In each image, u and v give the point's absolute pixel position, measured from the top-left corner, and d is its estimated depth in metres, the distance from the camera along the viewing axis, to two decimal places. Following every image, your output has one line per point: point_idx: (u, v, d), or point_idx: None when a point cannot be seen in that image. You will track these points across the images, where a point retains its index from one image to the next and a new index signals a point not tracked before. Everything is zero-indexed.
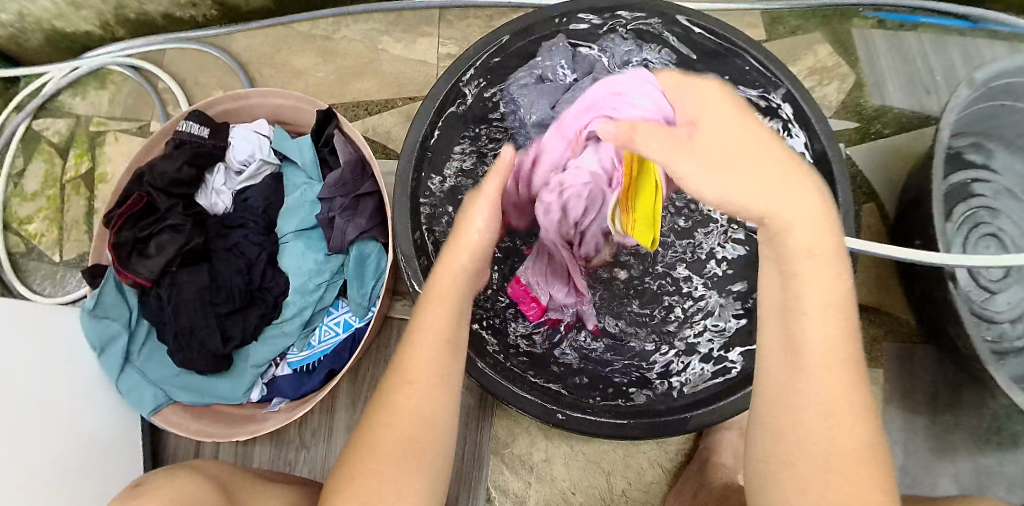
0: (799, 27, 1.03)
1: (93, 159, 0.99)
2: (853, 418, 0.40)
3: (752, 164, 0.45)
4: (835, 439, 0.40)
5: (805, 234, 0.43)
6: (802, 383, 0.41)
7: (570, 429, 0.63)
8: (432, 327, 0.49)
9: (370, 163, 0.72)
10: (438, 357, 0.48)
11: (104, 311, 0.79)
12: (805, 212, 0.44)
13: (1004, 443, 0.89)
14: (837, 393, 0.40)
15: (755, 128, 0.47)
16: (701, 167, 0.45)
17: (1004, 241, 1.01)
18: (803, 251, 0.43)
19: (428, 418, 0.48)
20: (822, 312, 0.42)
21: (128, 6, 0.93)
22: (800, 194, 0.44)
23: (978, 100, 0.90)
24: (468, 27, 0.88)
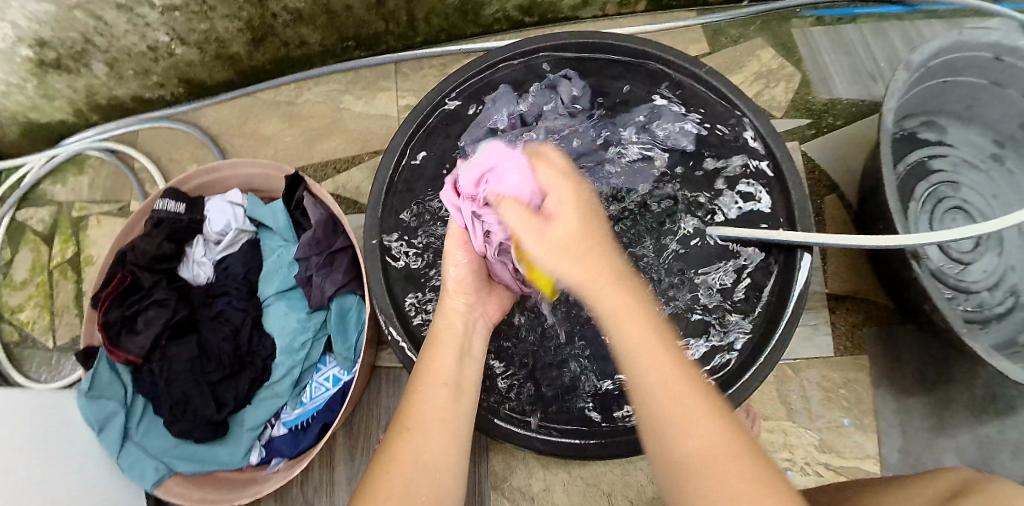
0: (740, 35, 1.02)
1: (78, 243, 1.02)
2: (700, 425, 0.39)
3: (585, 240, 0.47)
4: (702, 455, 0.38)
5: (606, 284, 0.45)
6: (647, 415, 0.41)
7: (560, 455, 0.66)
8: (434, 373, 0.54)
9: (340, 220, 0.75)
10: (437, 399, 0.53)
11: (99, 391, 0.79)
12: (617, 285, 0.45)
13: (1002, 409, 0.86)
14: (671, 409, 0.40)
15: (595, 224, 0.49)
16: (543, 251, 0.48)
17: (971, 213, 1.02)
18: (615, 310, 0.44)
19: (428, 463, 0.49)
20: (630, 350, 0.43)
21: (98, 93, 0.96)
22: (611, 266, 0.46)
23: (923, 80, 0.92)
24: (424, 78, 0.94)
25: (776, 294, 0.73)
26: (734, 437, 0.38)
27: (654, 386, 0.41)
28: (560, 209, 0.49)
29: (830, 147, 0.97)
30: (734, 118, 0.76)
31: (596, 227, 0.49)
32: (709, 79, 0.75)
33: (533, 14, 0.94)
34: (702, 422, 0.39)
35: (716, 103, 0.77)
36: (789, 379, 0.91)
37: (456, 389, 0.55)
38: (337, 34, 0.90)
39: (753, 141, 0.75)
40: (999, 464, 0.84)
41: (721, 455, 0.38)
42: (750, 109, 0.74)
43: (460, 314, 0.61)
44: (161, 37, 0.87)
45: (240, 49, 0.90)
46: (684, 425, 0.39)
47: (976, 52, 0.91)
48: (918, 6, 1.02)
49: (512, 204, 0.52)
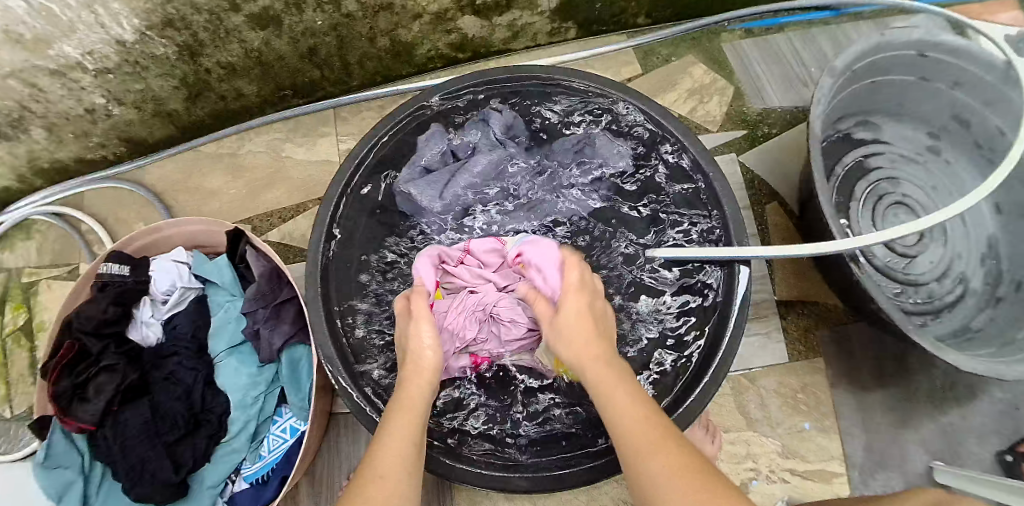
0: (671, 54, 1.04)
1: (30, 309, 1.01)
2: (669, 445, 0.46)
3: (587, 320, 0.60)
4: (672, 468, 0.44)
5: (593, 348, 0.57)
6: (625, 444, 0.48)
7: (533, 489, 0.66)
8: (403, 429, 0.54)
9: (283, 271, 0.76)
10: (403, 456, 0.51)
11: (56, 460, 0.78)
12: (601, 350, 0.57)
13: (961, 396, 0.88)
14: (643, 435, 0.47)
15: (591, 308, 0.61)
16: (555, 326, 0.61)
17: (913, 206, 1.00)
18: (599, 371, 0.55)
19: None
20: (610, 394, 0.52)
21: (40, 158, 0.96)
22: (599, 337, 0.58)
23: (849, 82, 0.90)
24: (363, 119, 0.97)
25: (722, 304, 0.73)
26: (695, 460, 0.45)
27: (631, 422, 0.49)
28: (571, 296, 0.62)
29: (770, 155, 0.98)
30: (654, 134, 0.79)
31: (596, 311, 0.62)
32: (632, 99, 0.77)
33: (466, 50, 0.96)
34: (670, 449, 0.46)
35: (646, 123, 0.79)
36: (746, 389, 0.91)
37: (421, 451, 0.53)
38: (273, 83, 0.92)
39: (674, 155, 0.78)
40: (966, 451, 0.86)
41: (690, 472, 0.44)
42: (670, 124, 0.75)
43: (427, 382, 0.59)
44: (98, 99, 0.87)
45: (178, 106, 0.92)
46: (655, 451, 0.46)
47: (900, 52, 0.89)
48: (844, 10, 1.05)
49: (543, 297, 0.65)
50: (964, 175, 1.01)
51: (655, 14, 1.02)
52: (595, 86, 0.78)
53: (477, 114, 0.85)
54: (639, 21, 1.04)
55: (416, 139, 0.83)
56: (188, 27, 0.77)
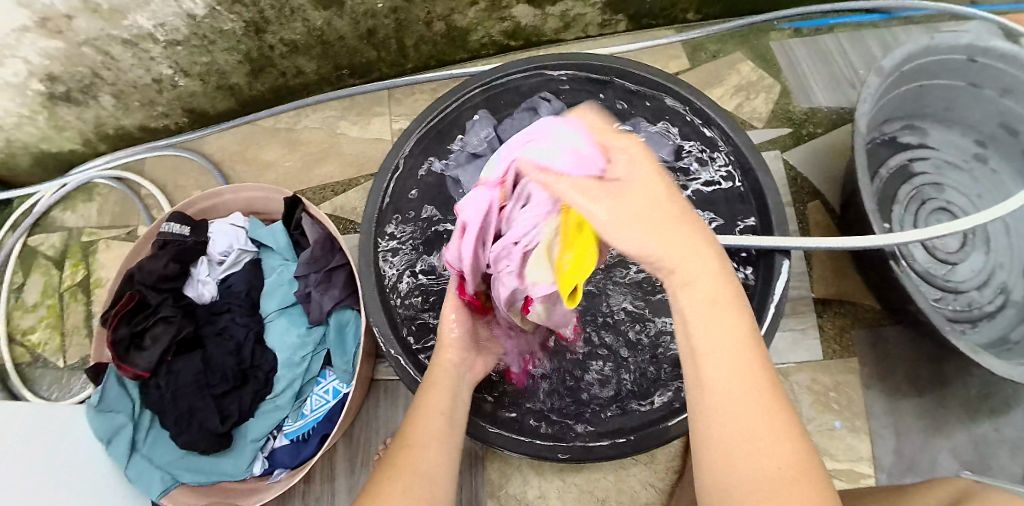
0: (719, 50, 1.06)
1: (88, 267, 1.06)
2: (773, 428, 0.41)
3: (669, 219, 0.43)
4: (762, 460, 0.40)
5: (705, 267, 0.43)
6: (727, 411, 0.42)
7: (579, 458, 0.68)
8: (436, 407, 0.59)
9: (337, 239, 0.80)
10: (435, 424, 0.57)
11: (108, 405, 0.82)
12: (705, 272, 0.43)
13: (997, 408, 0.88)
14: (745, 412, 0.41)
15: (679, 208, 0.44)
16: (616, 221, 0.43)
17: (955, 213, 1.00)
18: (705, 302, 0.43)
19: (427, 470, 0.53)
20: (725, 347, 0.42)
21: (106, 123, 1.01)
22: (699, 242, 0.44)
23: (898, 84, 0.91)
24: (415, 102, 1.02)
25: (761, 299, 0.75)
26: (798, 456, 0.40)
27: (739, 393, 0.41)
28: (631, 174, 0.45)
29: (812, 155, 0.99)
30: (695, 121, 0.81)
31: (686, 210, 0.44)
32: (679, 89, 0.79)
33: (518, 38, 0.99)
34: (774, 433, 0.41)
35: (699, 121, 0.80)
36: (778, 382, 0.92)
37: (450, 416, 0.59)
38: (332, 63, 0.96)
39: (714, 140, 0.80)
40: (998, 464, 0.86)
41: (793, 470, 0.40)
42: (712, 114, 0.78)
43: (452, 365, 0.65)
44: (165, 70, 0.92)
45: (241, 80, 0.97)
46: (755, 435, 0.41)
47: (949, 55, 0.91)
48: (894, 14, 1.05)
49: (576, 176, 0.46)
50: (1009, 183, 1.00)
51: (705, 10, 1.04)
52: (649, 80, 0.81)
53: (524, 102, 0.87)
54: (689, 17, 1.06)
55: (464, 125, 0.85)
56: (256, 4, 0.81)
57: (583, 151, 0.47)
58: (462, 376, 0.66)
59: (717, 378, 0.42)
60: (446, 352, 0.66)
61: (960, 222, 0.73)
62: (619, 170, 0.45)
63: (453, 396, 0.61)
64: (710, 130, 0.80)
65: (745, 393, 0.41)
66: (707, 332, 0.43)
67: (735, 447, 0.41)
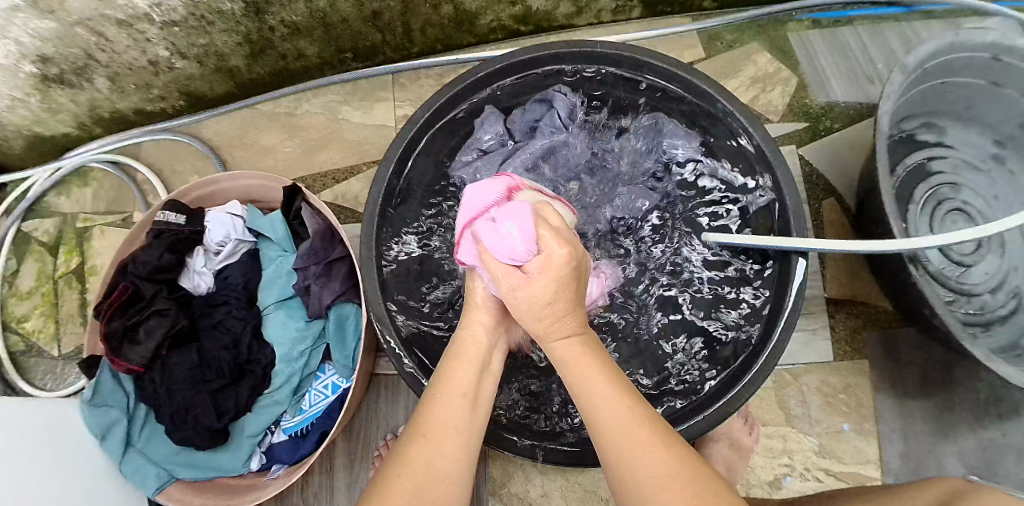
0: (735, 40, 1.02)
1: (83, 254, 1.03)
2: (640, 447, 0.44)
3: (551, 300, 0.51)
4: (646, 471, 0.43)
5: (559, 339, 0.52)
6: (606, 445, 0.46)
7: (578, 462, 0.65)
8: (454, 386, 0.53)
9: (337, 230, 0.77)
10: (454, 409, 0.51)
11: (103, 399, 0.80)
12: (561, 336, 0.52)
13: (1004, 412, 0.84)
14: (621, 441, 0.45)
15: (564, 292, 0.52)
16: (516, 302, 0.52)
17: (971, 214, 0.96)
18: (570, 358, 0.51)
19: (448, 452, 0.48)
20: (587, 387, 0.48)
21: (101, 106, 0.98)
22: (567, 316, 0.52)
23: (918, 83, 0.86)
24: (421, 87, 0.98)
25: (776, 296, 0.72)
26: (672, 466, 0.43)
27: (610, 424, 0.46)
28: (540, 268, 0.51)
29: (829, 150, 0.95)
30: (710, 115, 0.76)
31: (569, 293, 0.52)
32: (692, 82, 0.73)
33: (528, 23, 0.95)
34: (652, 451, 0.44)
35: (715, 115, 0.75)
36: (788, 384, 0.89)
37: (474, 401, 0.52)
38: (335, 46, 0.93)
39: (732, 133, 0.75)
40: (1004, 468, 0.82)
41: (676, 472, 0.43)
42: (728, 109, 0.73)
43: (485, 327, 0.59)
44: (161, 52, 0.88)
45: (240, 62, 0.93)
46: (631, 451, 0.44)
47: (973, 53, 0.85)
48: (914, 7, 1.00)
49: (495, 253, 0.54)
50: None
51: None
52: (661, 71, 0.74)
53: (536, 94, 0.84)
54: (705, 4, 1.01)
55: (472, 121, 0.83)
56: None
57: (518, 251, 0.52)
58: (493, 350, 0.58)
59: (592, 412, 0.47)
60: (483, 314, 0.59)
61: (994, 225, 0.67)
62: (534, 266, 0.52)
63: (479, 374, 0.54)
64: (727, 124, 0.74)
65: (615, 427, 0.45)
66: (574, 380, 0.49)
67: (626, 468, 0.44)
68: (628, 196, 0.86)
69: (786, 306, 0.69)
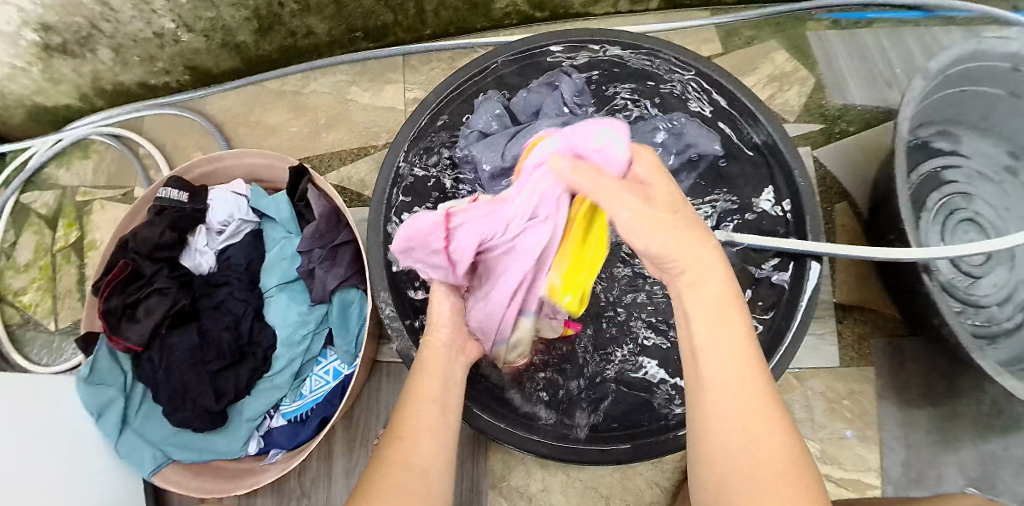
0: (754, 36, 1.00)
1: (82, 228, 1.01)
2: (760, 437, 0.40)
3: (683, 229, 0.47)
4: (758, 462, 0.39)
5: (694, 270, 0.46)
6: (725, 418, 0.42)
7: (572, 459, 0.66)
8: (429, 393, 0.53)
9: (343, 213, 0.76)
10: (428, 414, 0.52)
11: (100, 377, 0.78)
12: (710, 275, 0.46)
13: (1006, 425, 0.84)
14: (747, 418, 0.41)
15: (696, 236, 0.47)
16: (633, 213, 0.47)
17: (983, 225, 0.94)
18: (713, 306, 0.45)
19: (418, 469, 0.48)
20: (729, 349, 0.43)
21: (104, 78, 0.96)
22: (709, 250, 0.47)
23: (939, 88, 0.84)
24: (431, 71, 0.96)
25: (788, 303, 0.71)
26: (800, 468, 0.39)
27: (739, 390, 0.42)
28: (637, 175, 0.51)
29: (844, 153, 0.94)
30: (728, 111, 0.75)
31: (702, 229, 0.48)
32: (704, 69, 0.73)
33: (544, 9, 0.93)
34: (780, 441, 0.40)
35: (736, 110, 0.74)
36: (793, 388, 0.88)
37: (445, 406, 0.53)
38: (345, 24, 0.90)
39: (750, 130, 0.74)
40: (1003, 481, 0.82)
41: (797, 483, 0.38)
42: (752, 107, 0.72)
43: (443, 345, 0.58)
44: (167, 24, 0.86)
45: (247, 38, 0.91)
46: (754, 436, 0.40)
47: (994, 62, 0.83)
48: (934, 12, 0.97)
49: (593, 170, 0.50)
50: None
51: None
52: (688, 65, 0.73)
53: (542, 76, 0.80)
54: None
55: (474, 101, 0.79)
56: None
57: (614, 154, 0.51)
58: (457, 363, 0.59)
59: (720, 370, 0.43)
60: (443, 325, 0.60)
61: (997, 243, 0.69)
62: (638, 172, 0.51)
63: (446, 380, 0.55)
64: (746, 124, 0.74)
65: (743, 384, 0.42)
66: (712, 330, 0.44)
67: (737, 453, 0.40)
68: None
69: (797, 315, 0.69)
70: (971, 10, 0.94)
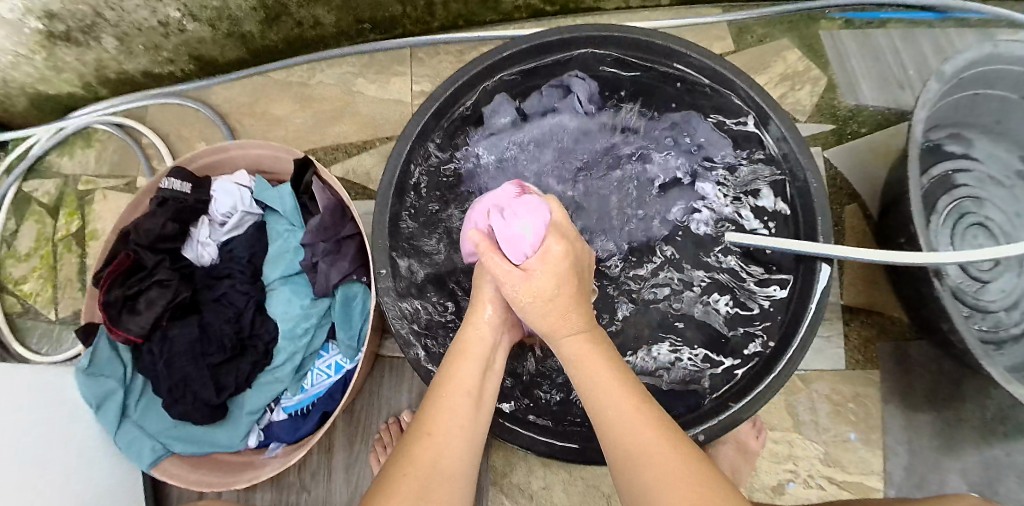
0: (765, 35, 0.98)
1: (84, 217, 1.01)
2: (642, 450, 0.45)
3: (564, 299, 0.56)
4: (645, 471, 0.44)
5: (567, 330, 0.55)
6: (618, 449, 0.47)
7: (574, 458, 0.65)
8: (460, 383, 0.53)
9: (349, 207, 0.75)
10: (459, 407, 0.51)
11: (99, 369, 0.78)
12: (573, 335, 0.55)
13: (1011, 431, 0.83)
14: (628, 436, 0.46)
15: (569, 304, 0.56)
16: (522, 293, 0.56)
17: (993, 230, 0.93)
18: (581, 356, 0.53)
19: (445, 471, 0.47)
20: (597, 384, 0.51)
21: (108, 66, 0.95)
22: (576, 312, 0.57)
23: (952, 91, 0.82)
24: (440, 63, 0.95)
25: (797, 304, 0.70)
26: (682, 465, 0.44)
27: (617, 419, 0.48)
28: (546, 250, 0.57)
29: (854, 154, 0.93)
30: (743, 114, 0.73)
31: (576, 299, 0.57)
32: (720, 70, 0.70)
33: (555, 3, 0.92)
34: (659, 449, 0.45)
35: (752, 116, 0.71)
36: (798, 391, 0.87)
37: (478, 400, 0.53)
38: (354, 15, 0.89)
39: (764, 136, 0.72)
40: (1004, 486, 0.81)
41: (681, 477, 0.43)
42: (769, 112, 0.69)
43: (488, 324, 0.58)
44: (173, 12, 0.85)
45: (254, 28, 0.90)
46: (641, 455, 0.45)
47: (1010, 65, 0.81)
48: (948, 14, 0.96)
49: (498, 255, 0.58)
50: None
51: None
52: (706, 67, 0.71)
53: (557, 79, 0.80)
54: None
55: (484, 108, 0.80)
56: None
57: (526, 238, 0.58)
58: (495, 354, 0.58)
59: (602, 406, 0.49)
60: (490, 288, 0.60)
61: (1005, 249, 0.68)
62: (535, 256, 0.57)
63: (484, 370, 0.55)
64: (763, 131, 0.72)
65: (618, 413, 0.48)
66: (586, 381, 0.51)
67: (632, 474, 0.45)
68: (649, 202, 0.82)
69: (807, 316, 0.68)
70: (986, 12, 0.92)
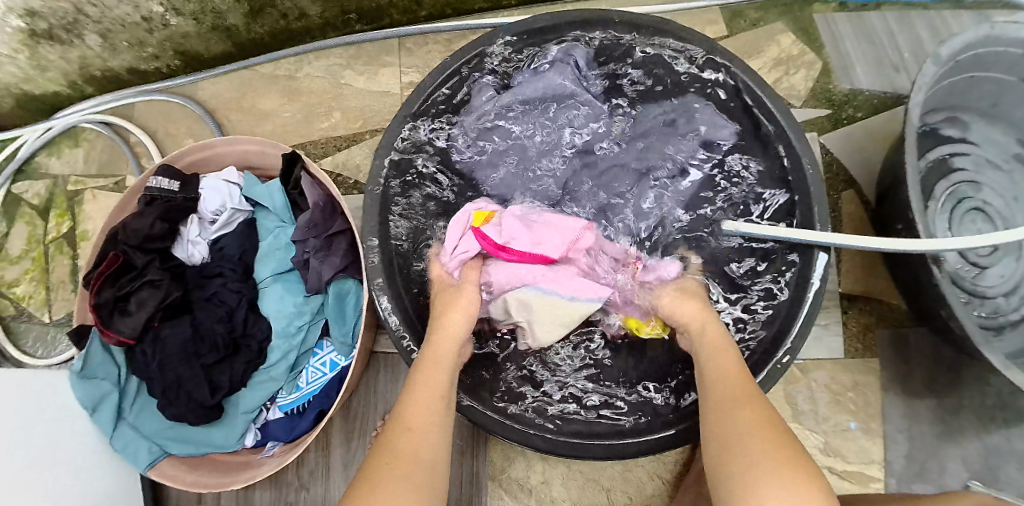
0: (760, 18, 0.96)
1: (74, 218, 0.99)
2: (743, 403, 0.52)
3: (695, 304, 0.66)
4: (743, 416, 0.51)
5: (696, 320, 0.65)
6: (715, 404, 0.54)
7: (587, 454, 0.65)
8: (432, 385, 0.56)
9: (339, 202, 0.74)
10: (430, 406, 0.54)
11: (92, 372, 0.76)
12: (700, 320, 0.64)
13: (1010, 418, 0.82)
14: (739, 393, 0.53)
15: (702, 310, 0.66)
16: (670, 302, 0.68)
17: (991, 215, 0.91)
18: (711, 336, 0.62)
19: (429, 462, 0.50)
20: (716, 352, 0.59)
21: (92, 65, 0.93)
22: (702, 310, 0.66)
23: (949, 75, 0.81)
24: (428, 53, 0.93)
25: (794, 289, 0.69)
26: (771, 423, 0.50)
27: (729, 379, 0.55)
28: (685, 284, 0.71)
29: (851, 138, 0.91)
30: (734, 91, 0.71)
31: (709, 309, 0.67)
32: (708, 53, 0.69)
33: None
34: (758, 409, 0.51)
35: (747, 98, 0.70)
36: (797, 380, 0.86)
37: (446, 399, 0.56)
38: (339, 6, 0.88)
39: (759, 116, 0.70)
40: (1005, 473, 0.81)
41: (767, 428, 0.49)
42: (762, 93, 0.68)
43: (453, 341, 0.62)
44: (155, 8, 0.83)
45: (238, 21, 0.88)
46: (737, 405, 0.52)
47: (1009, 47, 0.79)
48: None
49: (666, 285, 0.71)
50: None
51: None
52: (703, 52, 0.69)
53: (549, 54, 0.77)
54: None
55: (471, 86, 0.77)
56: None
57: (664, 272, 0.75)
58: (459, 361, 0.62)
59: (717, 369, 0.57)
60: (460, 316, 0.64)
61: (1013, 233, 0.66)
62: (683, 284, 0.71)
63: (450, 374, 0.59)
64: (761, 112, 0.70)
65: (730, 375, 0.56)
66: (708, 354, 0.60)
67: (725, 418, 0.52)
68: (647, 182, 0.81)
69: (807, 299, 0.67)
70: None
